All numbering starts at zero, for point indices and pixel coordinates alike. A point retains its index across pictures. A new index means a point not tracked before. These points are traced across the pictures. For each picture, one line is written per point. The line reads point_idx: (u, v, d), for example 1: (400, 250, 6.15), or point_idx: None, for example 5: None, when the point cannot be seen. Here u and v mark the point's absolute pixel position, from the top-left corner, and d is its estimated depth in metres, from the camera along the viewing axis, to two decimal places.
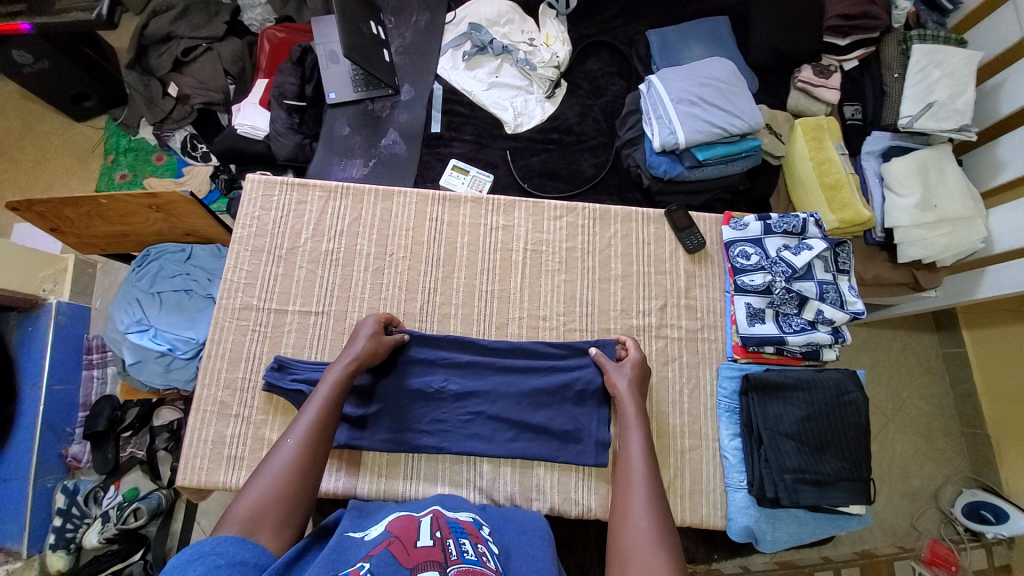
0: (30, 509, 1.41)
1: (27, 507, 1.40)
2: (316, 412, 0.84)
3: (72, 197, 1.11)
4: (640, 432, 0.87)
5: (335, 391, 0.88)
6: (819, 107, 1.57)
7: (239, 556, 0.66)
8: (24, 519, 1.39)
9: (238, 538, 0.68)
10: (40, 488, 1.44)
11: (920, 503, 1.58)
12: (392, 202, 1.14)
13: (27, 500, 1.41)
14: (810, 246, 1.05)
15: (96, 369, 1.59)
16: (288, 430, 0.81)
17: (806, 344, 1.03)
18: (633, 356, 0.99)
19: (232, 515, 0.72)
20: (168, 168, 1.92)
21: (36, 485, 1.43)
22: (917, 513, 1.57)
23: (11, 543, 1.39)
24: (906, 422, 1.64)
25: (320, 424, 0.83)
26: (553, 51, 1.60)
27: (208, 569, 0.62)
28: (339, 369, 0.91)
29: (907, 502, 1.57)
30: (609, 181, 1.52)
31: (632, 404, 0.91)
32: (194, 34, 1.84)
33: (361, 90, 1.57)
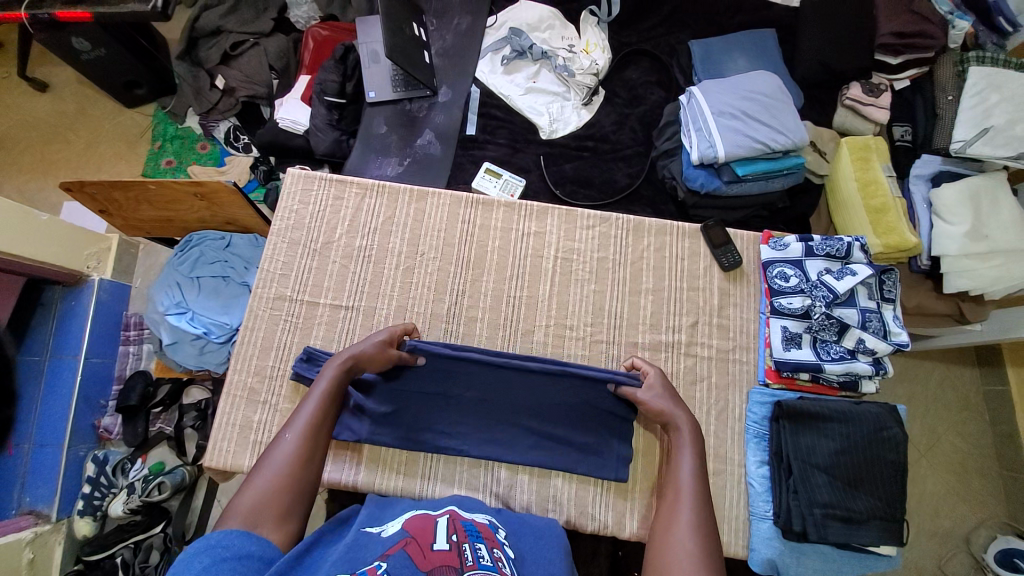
0: (63, 474, 1.47)
1: (61, 472, 1.47)
2: (314, 408, 0.85)
3: (124, 181, 1.16)
4: (692, 456, 0.85)
5: (331, 386, 0.89)
6: (866, 127, 1.50)
7: (245, 548, 0.67)
8: (57, 482, 1.46)
9: (242, 531, 0.68)
10: (73, 454, 1.50)
11: (949, 545, 1.50)
12: (426, 202, 1.15)
13: (61, 465, 1.47)
14: (854, 271, 1.00)
15: (133, 345, 1.68)
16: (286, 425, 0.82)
17: (844, 374, 0.98)
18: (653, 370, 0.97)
19: (233, 509, 0.72)
20: (210, 157, 1.99)
21: (70, 452, 1.49)
22: (945, 555, 1.49)
23: (42, 506, 1.43)
24: (941, 459, 1.56)
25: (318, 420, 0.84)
26: (592, 59, 1.59)
27: (214, 561, 0.63)
28: (337, 365, 0.91)
29: (934, 543, 1.50)
30: (643, 191, 1.49)
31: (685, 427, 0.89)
32: (243, 30, 1.91)
33: (400, 90, 1.60)
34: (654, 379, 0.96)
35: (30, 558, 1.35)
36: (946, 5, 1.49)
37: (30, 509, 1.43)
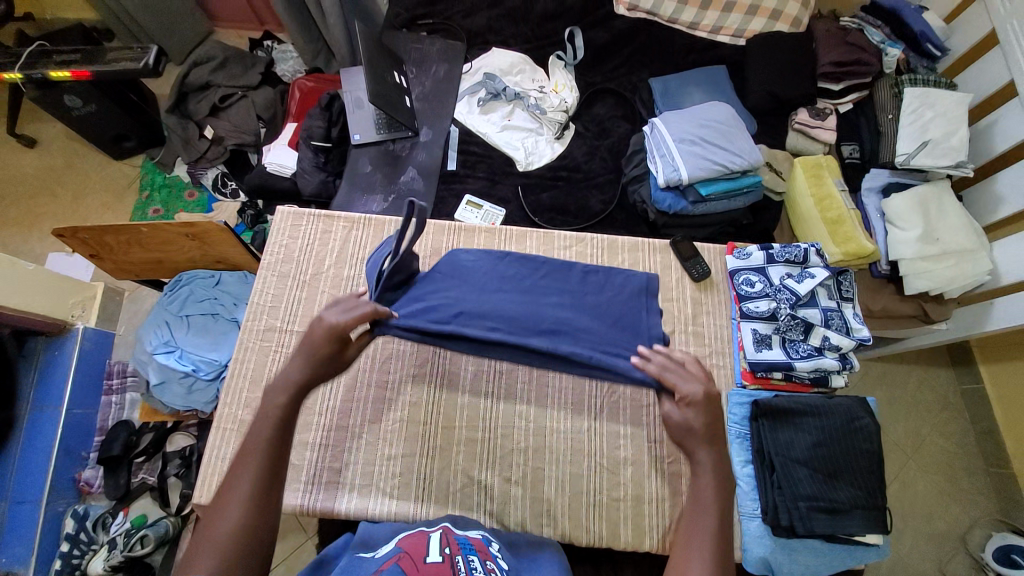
0: (40, 533, 1.42)
1: (37, 531, 1.42)
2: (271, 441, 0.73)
3: (116, 225, 1.19)
4: (716, 511, 0.73)
5: (283, 414, 0.74)
6: (817, 146, 1.65)
7: None
8: (33, 543, 1.40)
9: None
10: (51, 512, 1.45)
11: (946, 546, 1.52)
12: (411, 231, 1.21)
13: (38, 524, 1.42)
14: (813, 274, 1.08)
15: (115, 395, 1.66)
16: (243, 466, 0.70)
17: (814, 371, 1.04)
18: (696, 392, 0.79)
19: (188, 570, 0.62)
20: (198, 204, 2.04)
21: (48, 510, 1.45)
22: (943, 557, 1.51)
23: (17, 567, 1.39)
24: (929, 461, 1.60)
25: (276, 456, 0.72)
26: (561, 98, 1.72)
27: None
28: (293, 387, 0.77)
29: (932, 546, 1.52)
30: (616, 215, 1.58)
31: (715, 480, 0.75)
32: (231, 84, 2.02)
33: (384, 132, 1.70)
34: (696, 402, 0.78)
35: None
36: (877, 35, 1.66)
37: (7, 569, 1.39)
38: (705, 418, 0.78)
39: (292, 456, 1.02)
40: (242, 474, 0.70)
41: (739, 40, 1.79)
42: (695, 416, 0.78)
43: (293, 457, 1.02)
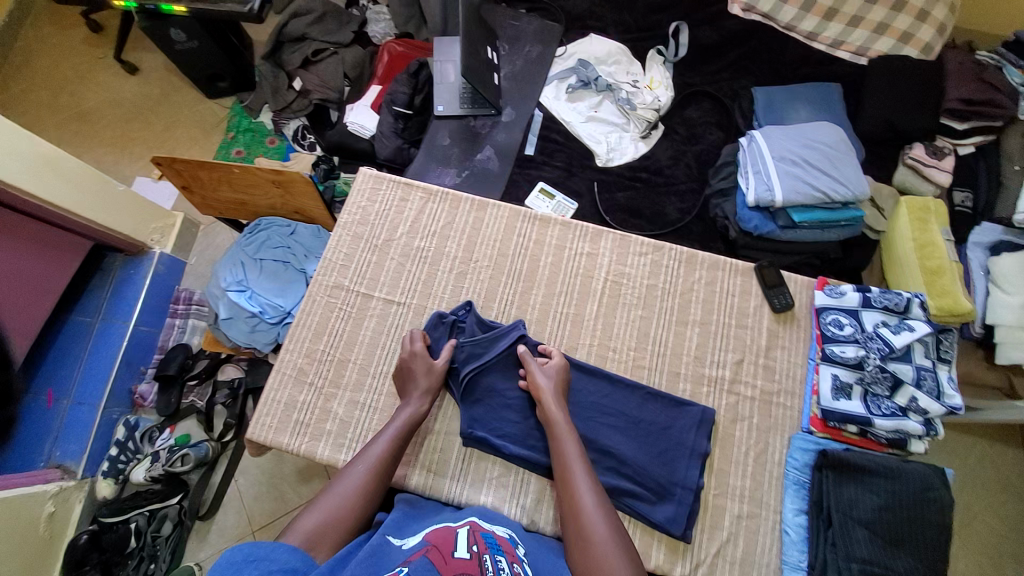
0: (94, 434, 1.52)
1: (92, 432, 1.52)
2: (386, 443, 0.91)
3: (212, 162, 1.24)
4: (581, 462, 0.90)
5: (407, 425, 0.95)
6: (926, 187, 1.49)
7: (291, 562, 0.70)
8: (87, 442, 1.51)
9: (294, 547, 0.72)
10: (106, 416, 1.56)
11: None
12: (486, 212, 1.19)
13: (94, 426, 1.53)
14: (912, 327, 0.99)
15: (179, 319, 1.77)
16: (359, 457, 0.88)
17: (893, 431, 0.96)
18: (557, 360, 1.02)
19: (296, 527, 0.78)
20: (277, 151, 2.11)
21: (104, 414, 1.56)
22: None
23: (70, 462, 1.49)
24: (977, 543, 1.46)
25: (387, 458, 0.90)
26: (655, 96, 1.65)
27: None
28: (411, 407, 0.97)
29: None
30: (692, 227, 1.51)
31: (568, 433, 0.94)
32: (325, 38, 2.06)
33: (467, 107, 1.68)
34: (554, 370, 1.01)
35: (50, 511, 1.38)
36: (1018, 76, 1.49)
37: (58, 463, 1.48)
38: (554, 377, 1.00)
39: (341, 412, 1.05)
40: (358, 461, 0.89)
41: (860, 58, 1.65)
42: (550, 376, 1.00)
43: (342, 413, 1.05)
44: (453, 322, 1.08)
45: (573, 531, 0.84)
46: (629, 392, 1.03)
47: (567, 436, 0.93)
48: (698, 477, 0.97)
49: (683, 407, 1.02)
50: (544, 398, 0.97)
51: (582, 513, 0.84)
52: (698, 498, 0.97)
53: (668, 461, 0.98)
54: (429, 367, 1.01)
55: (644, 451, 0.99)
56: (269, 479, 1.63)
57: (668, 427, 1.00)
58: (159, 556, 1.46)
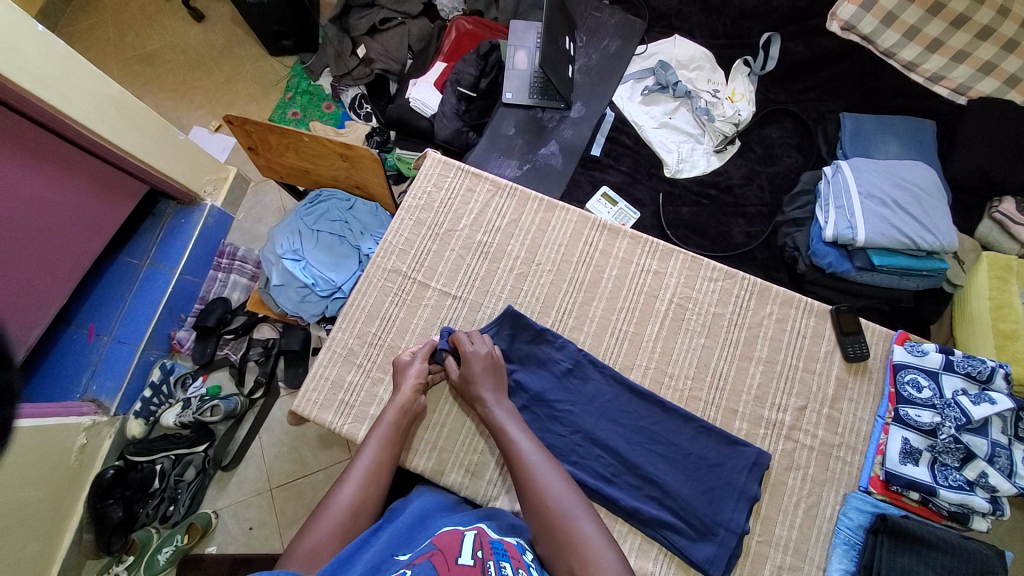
0: (130, 374, 1.55)
1: (129, 371, 1.55)
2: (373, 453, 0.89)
3: (285, 128, 1.22)
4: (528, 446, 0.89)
5: (395, 427, 0.93)
6: (1013, 245, 1.39)
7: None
8: (123, 381, 1.54)
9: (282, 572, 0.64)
10: (144, 357, 1.59)
11: None
12: (553, 214, 1.15)
13: (131, 365, 1.55)
14: (993, 400, 0.92)
15: (221, 272, 1.77)
16: (349, 471, 0.85)
17: (957, 505, 0.90)
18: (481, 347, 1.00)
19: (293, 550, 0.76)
20: (333, 117, 2.09)
21: (142, 355, 1.58)
22: None
23: (104, 398, 1.52)
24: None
25: (376, 470, 0.87)
26: (736, 109, 1.56)
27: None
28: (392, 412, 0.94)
29: None
30: (757, 253, 1.44)
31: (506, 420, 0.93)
32: (394, 7, 2.02)
33: (536, 98, 1.62)
34: (477, 355, 0.98)
35: (82, 443, 1.42)
36: None
37: (93, 398, 1.50)
38: (481, 363, 0.98)
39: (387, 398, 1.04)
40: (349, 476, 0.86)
41: (960, 96, 1.53)
42: (475, 362, 0.97)
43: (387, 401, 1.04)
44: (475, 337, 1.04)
45: (542, 521, 0.80)
46: (681, 424, 1.00)
47: (507, 421, 0.92)
48: (744, 521, 0.94)
49: (738, 446, 0.98)
50: (478, 385, 0.96)
51: (547, 498, 0.82)
52: (741, 543, 0.93)
53: (713, 499, 0.95)
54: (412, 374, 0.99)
55: (689, 485, 0.96)
56: (292, 440, 1.65)
57: (719, 464, 0.97)
58: (178, 499, 1.50)
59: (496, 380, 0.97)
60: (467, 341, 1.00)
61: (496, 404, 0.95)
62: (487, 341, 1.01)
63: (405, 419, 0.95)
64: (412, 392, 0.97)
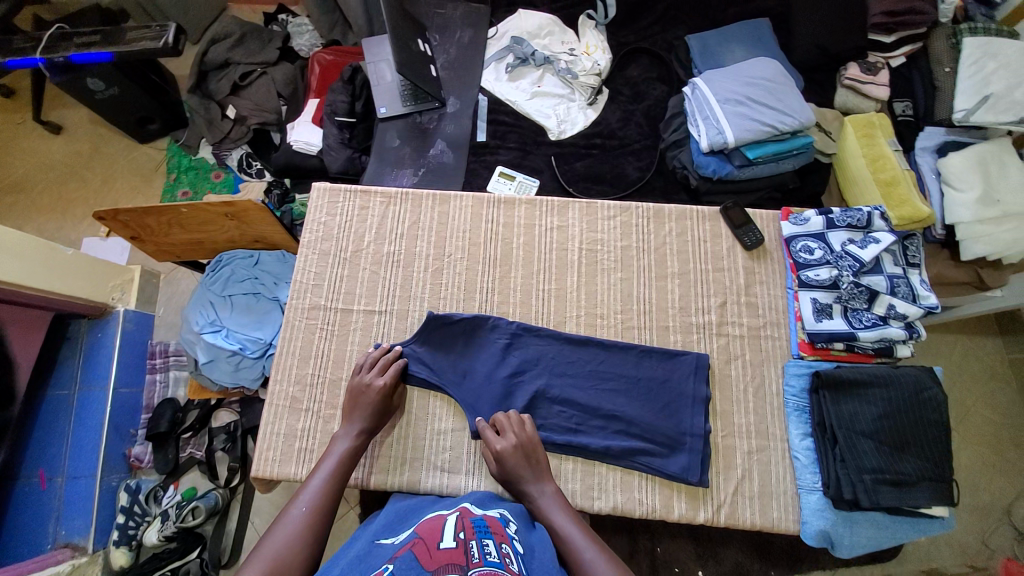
0: (96, 506, 1.46)
1: (94, 504, 1.45)
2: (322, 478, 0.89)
3: (158, 207, 1.20)
4: (562, 508, 0.88)
5: (345, 456, 0.93)
6: (867, 104, 1.53)
7: None
8: (91, 514, 1.45)
9: None
10: (105, 485, 1.49)
11: (990, 519, 1.44)
12: (449, 205, 1.17)
13: (94, 498, 1.46)
14: (877, 239, 1.02)
15: (159, 373, 1.68)
16: (300, 496, 0.85)
17: (878, 341, 0.99)
18: (514, 430, 0.95)
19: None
20: (225, 185, 2.03)
21: (103, 482, 1.48)
22: (987, 529, 1.43)
23: (78, 538, 1.43)
24: (971, 432, 1.51)
25: (329, 494, 0.87)
26: (594, 60, 1.64)
27: None
28: (347, 438, 0.95)
29: (977, 517, 1.44)
30: (653, 183, 1.53)
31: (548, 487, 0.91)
32: (251, 60, 1.96)
33: (410, 104, 1.64)
34: (512, 436, 0.95)
35: None
36: None
37: (65, 542, 1.42)
38: (516, 443, 0.94)
39: None
40: (297, 503, 0.85)
41: None
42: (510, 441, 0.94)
43: None
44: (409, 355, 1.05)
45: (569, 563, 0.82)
46: (623, 354, 1.05)
47: (552, 510, 0.88)
48: (704, 422, 1.00)
49: (677, 357, 1.04)
50: (519, 481, 0.91)
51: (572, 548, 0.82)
52: (708, 444, 0.99)
53: (672, 412, 1.01)
54: (375, 392, 0.97)
55: (648, 409, 1.01)
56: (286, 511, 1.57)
57: (667, 379, 1.03)
58: None
59: (534, 468, 0.93)
60: (494, 440, 0.94)
61: (540, 496, 0.90)
62: (515, 426, 0.96)
63: (366, 435, 0.96)
64: (372, 411, 0.97)
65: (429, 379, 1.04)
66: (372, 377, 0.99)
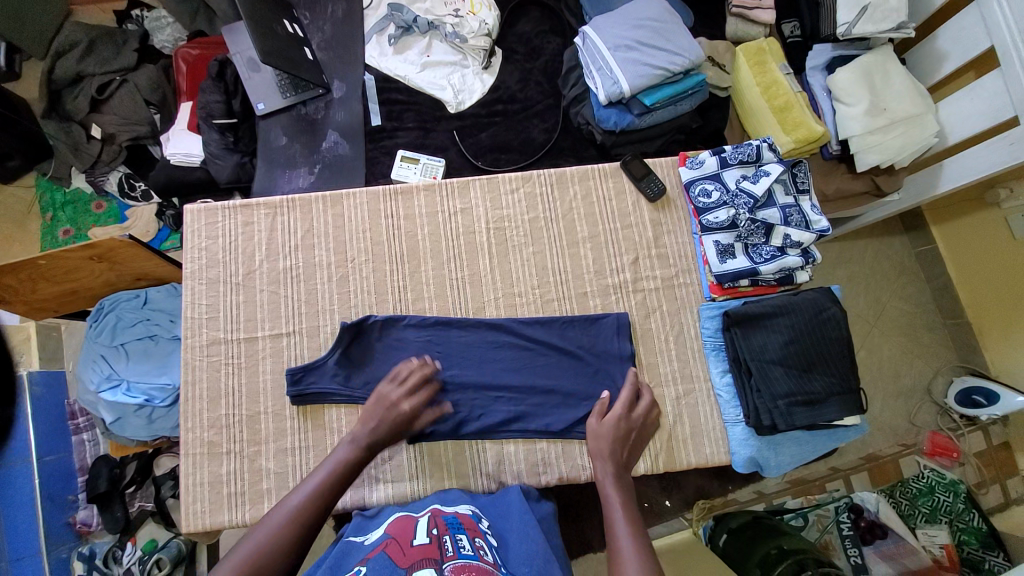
0: None
1: None
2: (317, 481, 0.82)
3: (10, 263, 1.08)
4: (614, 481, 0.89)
5: (345, 463, 0.85)
6: (757, 30, 1.52)
7: None
8: None
9: None
10: (55, 560, 1.36)
11: (915, 399, 1.60)
12: (343, 205, 1.09)
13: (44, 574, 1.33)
14: (767, 172, 1.04)
15: (86, 433, 1.48)
16: (290, 495, 0.79)
17: (778, 271, 1.03)
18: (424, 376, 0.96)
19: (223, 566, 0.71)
20: (110, 215, 1.77)
21: (51, 558, 1.35)
22: (913, 409, 1.60)
23: None
24: (892, 327, 1.64)
25: (323, 498, 0.80)
26: (481, 19, 1.53)
27: None
28: (353, 442, 0.87)
29: (905, 401, 1.60)
30: (562, 143, 1.49)
31: (609, 462, 0.91)
32: (105, 70, 1.68)
33: (290, 95, 1.50)
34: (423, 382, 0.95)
35: None
36: None
37: None
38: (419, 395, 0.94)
39: (272, 465, 0.97)
40: (285, 502, 0.79)
41: None
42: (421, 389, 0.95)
43: (273, 467, 0.97)
44: (360, 323, 1.01)
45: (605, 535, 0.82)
46: (547, 328, 1.04)
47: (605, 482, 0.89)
48: (633, 379, 1.02)
49: (598, 320, 1.05)
50: (598, 449, 0.93)
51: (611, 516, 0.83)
52: (639, 399, 1.02)
53: (603, 376, 1.03)
54: (398, 403, 0.92)
55: (580, 378, 1.02)
56: None
57: (594, 343, 1.04)
58: None
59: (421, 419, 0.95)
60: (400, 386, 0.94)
61: (602, 464, 0.91)
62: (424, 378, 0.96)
63: (374, 449, 0.89)
64: (388, 422, 0.91)
65: (352, 394, 0.99)
66: (401, 389, 0.94)
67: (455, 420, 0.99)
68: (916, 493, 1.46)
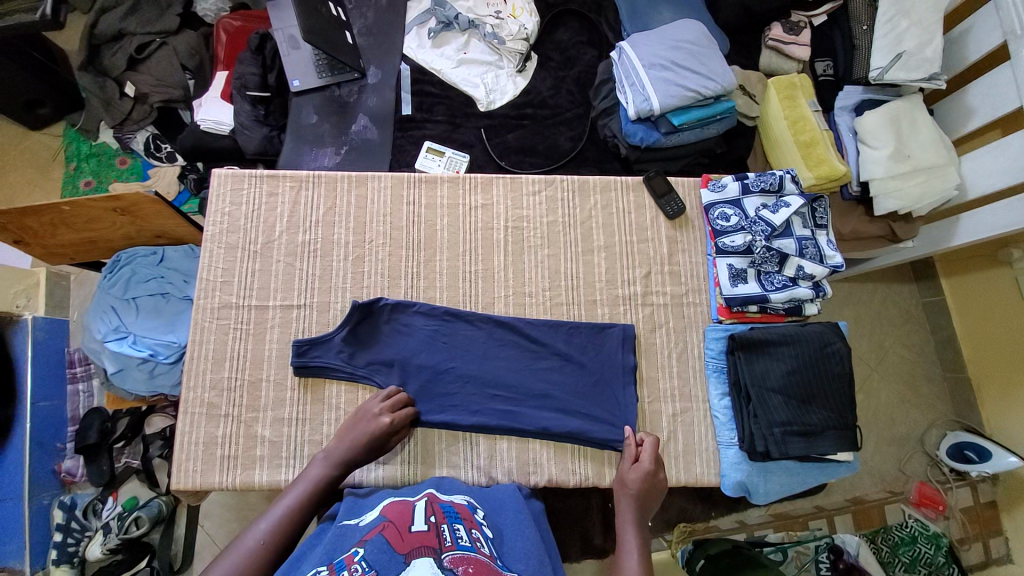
0: (28, 526, 1.32)
1: (25, 524, 1.32)
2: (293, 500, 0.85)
3: (33, 205, 1.10)
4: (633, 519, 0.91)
5: (318, 483, 0.88)
6: (790, 65, 1.55)
7: None
8: (24, 537, 1.31)
9: None
10: (36, 505, 1.35)
11: (908, 447, 1.60)
12: (367, 187, 1.11)
13: (24, 517, 1.32)
14: (787, 204, 1.06)
15: (81, 383, 1.48)
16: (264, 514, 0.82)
17: (788, 301, 1.04)
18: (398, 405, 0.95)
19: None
20: (133, 172, 1.79)
21: (32, 502, 1.34)
22: (905, 457, 1.59)
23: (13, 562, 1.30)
24: (893, 373, 1.64)
25: (296, 517, 0.84)
26: (520, 23, 1.55)
27: None
28: (325, 463, 0.90)
29: (898, 448, 1.59)
30: (586, 153, 1.51)
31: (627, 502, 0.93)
32: (148, 30, 1.70)
33: (326, 75, 1.52)
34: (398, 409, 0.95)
35: None
36: None
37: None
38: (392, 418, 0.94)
39: (268, 433, 0.98)
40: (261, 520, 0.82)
41: None
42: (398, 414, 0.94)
43: (269, 435, 0.98)
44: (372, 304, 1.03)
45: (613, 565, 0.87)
46: (553, 332, 1.05)
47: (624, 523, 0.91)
48: (633, 392, 1.03)
49: (605, 330, 1.05)
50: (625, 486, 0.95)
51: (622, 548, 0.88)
52: (636, 412, 1.03)
53: (603, 386, 1.03)
54: (373, 426, 0.92)
55: (581, 384, 1.03)
56: (240, 508, 1.47)
57: (598, 352, 1.05)
58: None
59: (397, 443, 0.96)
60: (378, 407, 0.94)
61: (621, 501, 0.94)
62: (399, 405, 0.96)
63: (348, 467, 0.91)
64: (360, 444, 0.91)
65: (353, 372, 1.00)
66: (378, 411, 0.94)
67: (450, 410, 1.00)
68: (898, 541, 1.47)
